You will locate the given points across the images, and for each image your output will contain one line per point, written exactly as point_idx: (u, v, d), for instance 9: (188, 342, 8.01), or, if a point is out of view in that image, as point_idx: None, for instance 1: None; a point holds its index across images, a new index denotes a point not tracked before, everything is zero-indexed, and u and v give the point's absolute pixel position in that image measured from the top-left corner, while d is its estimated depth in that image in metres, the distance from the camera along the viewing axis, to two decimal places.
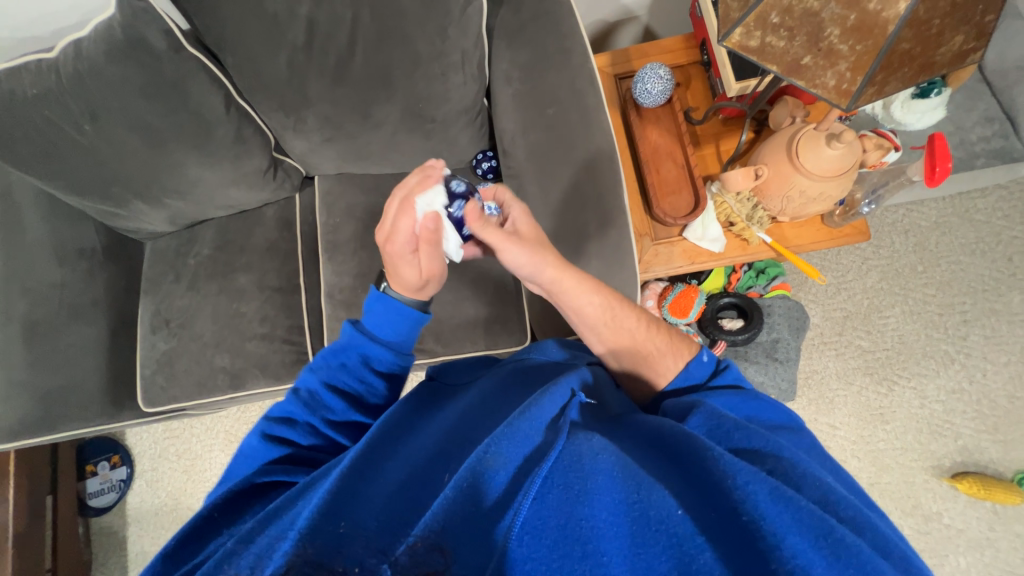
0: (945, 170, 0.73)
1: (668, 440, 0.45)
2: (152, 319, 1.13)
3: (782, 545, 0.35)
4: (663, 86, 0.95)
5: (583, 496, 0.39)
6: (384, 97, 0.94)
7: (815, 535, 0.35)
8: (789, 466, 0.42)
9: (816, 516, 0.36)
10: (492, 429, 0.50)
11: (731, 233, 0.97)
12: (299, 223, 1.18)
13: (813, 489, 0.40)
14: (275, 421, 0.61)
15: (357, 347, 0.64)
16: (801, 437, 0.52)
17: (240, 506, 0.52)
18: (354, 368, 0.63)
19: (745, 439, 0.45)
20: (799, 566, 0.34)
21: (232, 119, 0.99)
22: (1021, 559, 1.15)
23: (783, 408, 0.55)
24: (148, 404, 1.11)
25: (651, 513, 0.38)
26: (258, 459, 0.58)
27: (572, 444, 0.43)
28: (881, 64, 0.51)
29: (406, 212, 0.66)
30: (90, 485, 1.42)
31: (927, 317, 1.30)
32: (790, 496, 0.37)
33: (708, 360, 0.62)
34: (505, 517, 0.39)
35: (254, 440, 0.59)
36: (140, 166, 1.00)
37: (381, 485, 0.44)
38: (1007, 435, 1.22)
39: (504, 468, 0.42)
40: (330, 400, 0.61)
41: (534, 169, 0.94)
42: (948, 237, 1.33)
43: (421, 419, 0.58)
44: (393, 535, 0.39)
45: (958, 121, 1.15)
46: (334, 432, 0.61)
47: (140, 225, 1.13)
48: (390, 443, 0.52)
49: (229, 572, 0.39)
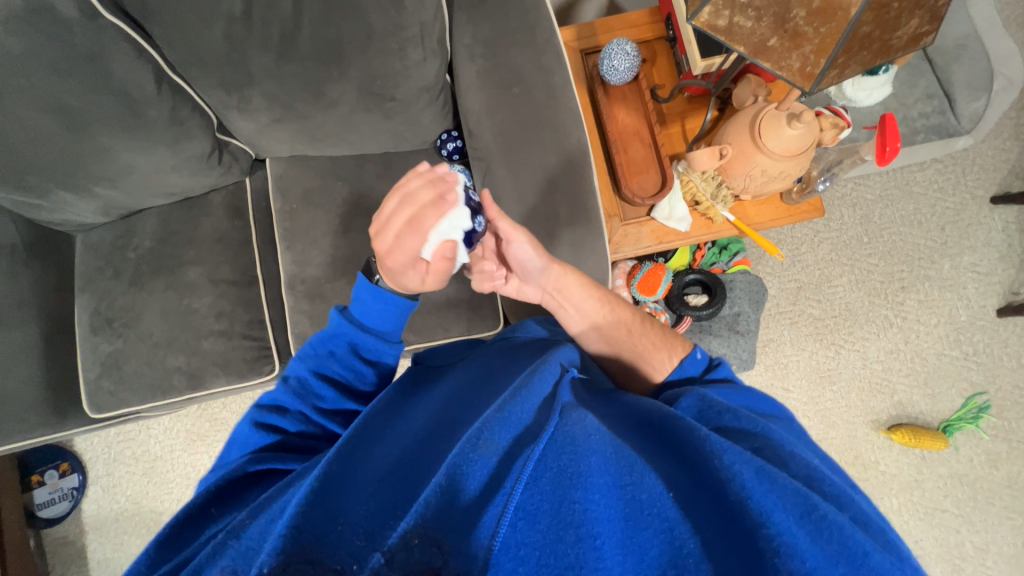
0: (895, 149, 0.76)
1: (656, 422, 0.47)
2: (92, 319, 1.04)
3: (770, 523, 0.36)
4: (630, 62, 0.93)
5: (575, 480, 0.39)
6: (337, 74, 0.87)
7: (801, 514, 0.37)
8: (778, 445, 0.44)
9: (801, 494, 0.37)
10: (481, 409, 0.49)
11: (696, 212, 0.99)
12: (252, 210, 1.10)
13: (800, 468, 0.42)
14: (265, 409, 0.60)
15: (346, 334, 0.63)
16: (790, 424, 0.53)
17: (231, 495, 0.51)
18: (343, 357, 0.63)
19: (733, 419, 0.47)
20: (783, 542, 0.36)
21: (165, 98, 0.90)
22: (944, 497, 1.29)
23: (772, 400, 0.56)
24: (95, 410, 1.03)
25: (642, 496, 0.39)
26: (250, 446, 0.57)
27: (565, 424, 0.43)
28: (843, 48, 0.52)
29: (415, 233, 0.58)
30: (38, 495, 1.32)
31: (871, 284, 1.40)
32: (776, 476, 0.38)
33: (701, 356, 0.63)
34: (492, 506, 0.38)
35: (246, 426, 0.58)
36: (60, 151, 0.89)
37: (367, 473, 0.43)
38: (935, 388, 1.34)
39: (494, 453, 0.41)
40: (320, 388, 0.61)
41: (502, 151, 0.91)
42: (890, 209, 1.42)
43: (404, 404, 0.56)
44: (383, 526, 0.37)
45: (902, 98, 1.21)
46: (325, 419, 0.60)
47: (67, 217, 1.02)
48: (373, 431, 0.50)
49: (218, 564, 0.38)
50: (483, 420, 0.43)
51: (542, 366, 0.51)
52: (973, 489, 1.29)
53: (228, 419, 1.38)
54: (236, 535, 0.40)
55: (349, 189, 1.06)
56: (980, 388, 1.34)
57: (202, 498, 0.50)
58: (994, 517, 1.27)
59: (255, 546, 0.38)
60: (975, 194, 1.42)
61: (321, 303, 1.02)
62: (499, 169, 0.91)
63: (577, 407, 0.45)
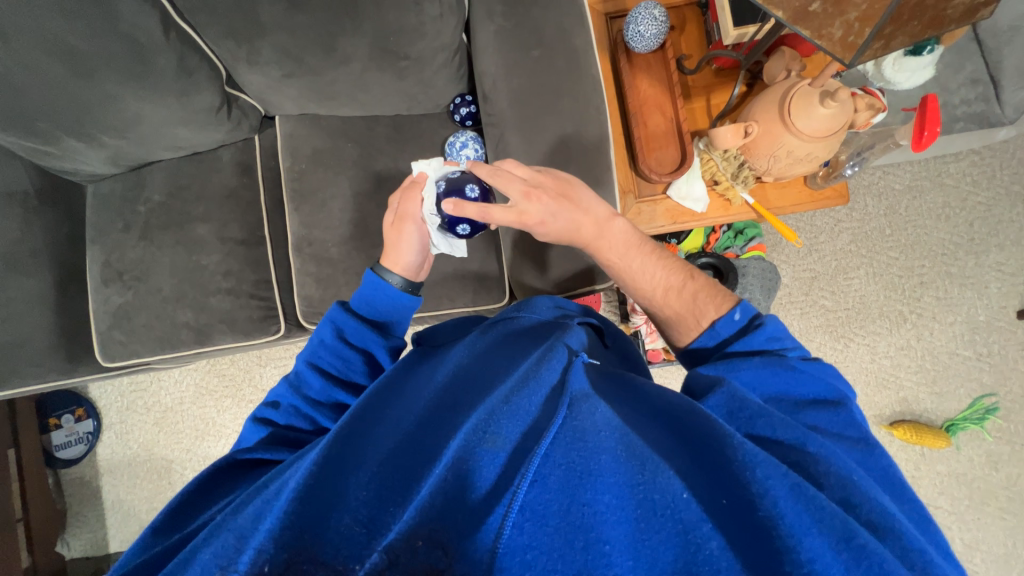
0: (933, 134, 0.72)
1: (681, 420, 0.46)
2: (103, 271, 1.05)
3: (801, 547, 0.36)
4: (657, 28, 0.87)
5: (586, 479, 0.39)
6: (350, 28, 0.84)
7: (836, 540, 0.36)
8: (812, 461, 0.43)
9: (840, 519, 0.37)
10: (483, 395, 0.49)
11: (714, 193, 0.95)
12: (261, 168, 1.08)
13: (835, 487, 0.41)
14: (266, 406, 0.63)
15: (339, 324, 0.66)
16: (839, 411, 0.50)
17: (222, 485, 0.52)
18: (333, 346, 0.65)
19: (767, 427, 0.46)
20: (816, 569, 0.35)
21: (174, 46, 0.88)
22: (939, 493, 1.29)
23: (822, 380, 0.53)
24: (106, 358, 1.05)
25: (656, 497, 0.38)
26: (250, 442, 0.60)
27: (574, 416, 0.43)
28: (891, 17, 0.48)
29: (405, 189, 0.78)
30: (55, 437, 1.38)
31: (889, 278, 1.36)
32: (813, 497, 0.38)
33: (740, 317, 0.59)
34: (501, 504, 0.38)
35: (250, 426, 0.62)
36: (70, 97, 0.88)
37: (371, 455, 0.43)
38: (942, 387, 1.32)
39: (501, 448, 0.41)
40: (311, 377, 0.63)
41: (518, 118, 0.87)
42: (917, 201, 1.37)
43: (406, 384, 0.57)
44: (382, 516, 0.37)
45: (943, 82, 1.13)
46: (315, 411, 0.61)
47: (77, 165, 1.02)
48: (380, 413, 0.50)
49: (215, 542, 0.38)
50: (489, 413, 0.44)
51: (549, 355, 0.51)
52: (969, 488, 1.29)
53: (236, 376, 1.41)
54: (232, 518, 0.41)
55: (359, 151, 1.03)
56: (990, 389, 1.31)
57: (191, 489, 0.50)
58: (988, 516, 1.27)
59: (250, 529, 0.38)
60: (1009, 189, 1.35)
61: (327, 266, 1.01)
62: (512, 136, 0.88)
63: (588, 399, 0.45)
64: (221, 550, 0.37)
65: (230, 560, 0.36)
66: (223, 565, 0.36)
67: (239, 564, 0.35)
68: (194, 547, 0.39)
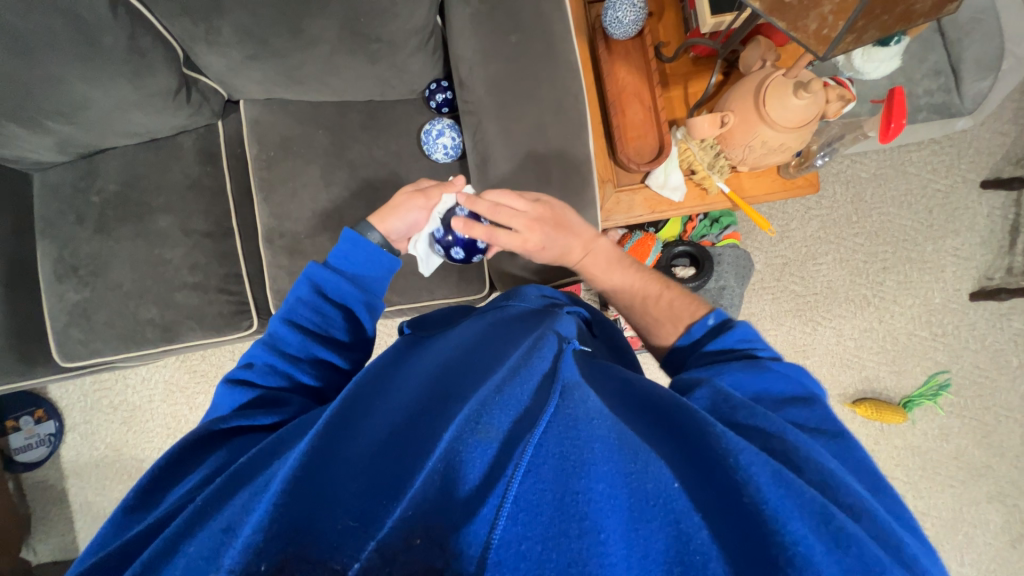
0: (899, 127, 0.74)
1: (665, 409, 0.47)
2: (56, 266, 0.99)
3: (785, 532, 0.37)
4: (635, 15, 0.86)
5: (579, 469, 0.39)
6: (316, 8, 0.80)
7: (817, 524, 0.37)
8: (793, 449, 0.43)
9: (819, 503, 0.37)
10: (477, 384, 0.48)
11: (691, 181, 0.96)
12: (226, 156, 1.03)
13: (814, 472, 0.42)
14: (237, 368, 0.61)
15: (316, 279, 0.66)
16: (814, 407, 0.50)
17: (195, 457, 0.50)
18: (309, 300, 0.64)
19: (749, 416, 0.46)
20: (800, 553, 0.36)
21: (123, 24, 0.82)
22: (895, 465, 1.38)
23: (798, 378, 0.53)
24: (64, 358, 0.99)
25: (649, 486, 0.39)
26: (226, 407, 0.57)
27: (565, 405, 0.43)
28: (863, 11, 0.48)
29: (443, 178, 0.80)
30: (14, 440, 1.32)
31: (854, 263, 1.41)
32: (792, 482, 0.39)
33: (713, 321, 0.62)
34: (493, 493, 0.37)
35: (221, 391, 0.59)
36: (6, 78, 0.81)
37: (361, 446, 0.43)
38: (901, 366, 1.40)
39: (494, 438, 0.41)
40: (287, 333, 0.62)
41: (497, 106, 0.85)
42: (882, 189, 1.42)
43: (398, 373, 0.56)
44: (374, 510, 0.37)
45: (908, 72, 1.17)
46: (293, 365, 0.61)
47: (19, 153, 0.94)
48: (370, 403, 0.50)
49: (202, 534, 0.38)
50: (481, 402, 0.43)
51: (540, 344, 0.51)
52: (923, 459, 1.37)
53: (208, 371, 1.36)
54: (217, 510, 0.40)
55: (330, 138, 0.99)
56: (943, 366, 1.39)
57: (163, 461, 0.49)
58: (939, 484, 1.37)
59: (238, 521, 0.37)
60: (966, 177, 1.41)
61: (300, 259, 0.98)
62: (491, 124, 0.86)
63: (579, 387, 0.45)
64: (209, 547, 0.36)
65: (220, 559, 0.35)
66: (210, 563, 0.35)
67: (226, 559, 0.34)
68: (177, 534, 0.39)
